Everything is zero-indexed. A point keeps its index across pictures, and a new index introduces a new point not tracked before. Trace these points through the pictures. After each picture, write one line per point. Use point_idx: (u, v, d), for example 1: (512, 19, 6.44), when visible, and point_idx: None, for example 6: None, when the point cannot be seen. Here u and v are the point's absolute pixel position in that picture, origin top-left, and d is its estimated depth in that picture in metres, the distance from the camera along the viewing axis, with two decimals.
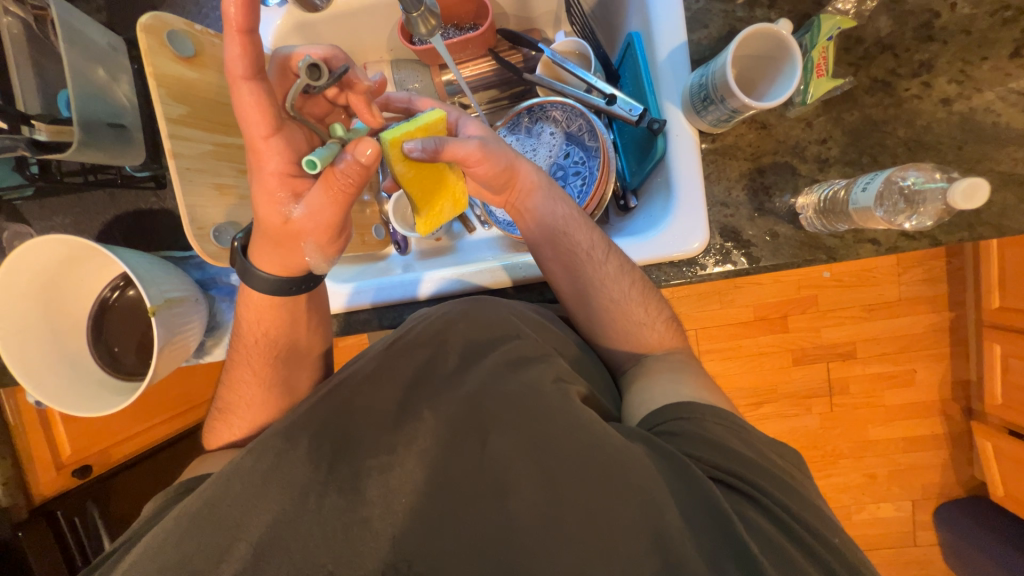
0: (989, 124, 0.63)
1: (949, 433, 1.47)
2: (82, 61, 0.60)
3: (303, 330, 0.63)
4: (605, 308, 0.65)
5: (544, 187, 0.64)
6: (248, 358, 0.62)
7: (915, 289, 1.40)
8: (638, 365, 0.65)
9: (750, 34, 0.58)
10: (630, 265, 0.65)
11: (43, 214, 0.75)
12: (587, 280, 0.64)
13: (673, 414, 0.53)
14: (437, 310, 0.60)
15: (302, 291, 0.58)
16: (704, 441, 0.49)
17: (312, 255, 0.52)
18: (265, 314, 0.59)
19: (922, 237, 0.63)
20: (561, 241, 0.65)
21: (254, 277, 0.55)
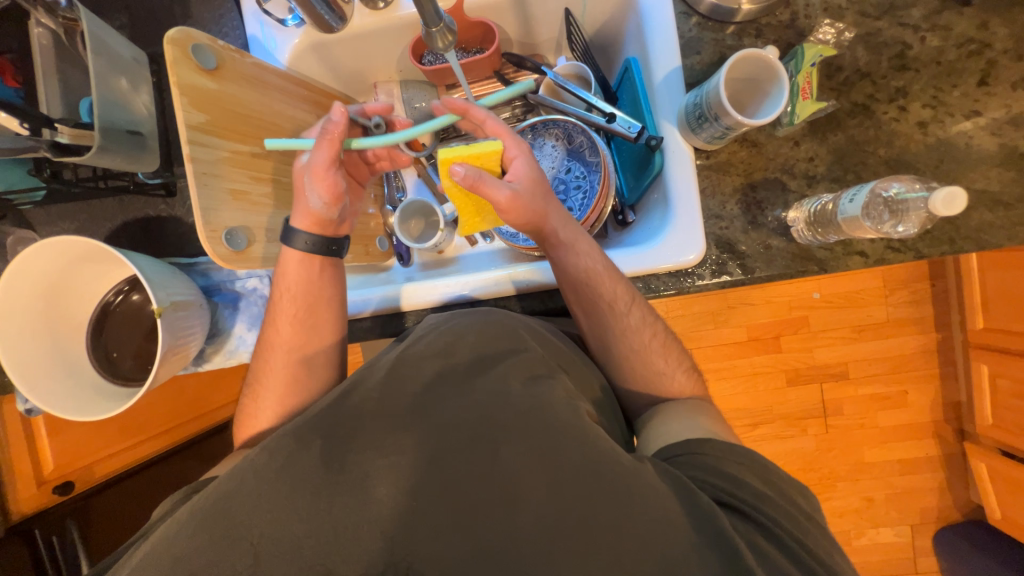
0: (963, 144, 0.68)
1: (944, 455, 1.48)
2: (106, 71, 0.62)
3: (326, 320, 0.67)
4: (623, 357, 0.65)
5: (574, 236, 0.64)
6: (285, 347, 0.65)
7: (903, 309, 1.44)
8: (654, 409, 0.63)
9: (739, 59, 0.62)
10: (651, 315, 0.66)
11: (51, 221, 0.76)
12: (606, 329, 0.64)
13: (688, 447, 0.52)
14: (444, 325, 0.59)
15: (334, 252, 0.67)
16: (714, 473, 0.49)
17: (325, 208, 0.63)
18: (293, 281, 0.65)
19: (906, 250, 0.67)
20: (583, 290, 0.64)
21: (295, 239, 0.64)
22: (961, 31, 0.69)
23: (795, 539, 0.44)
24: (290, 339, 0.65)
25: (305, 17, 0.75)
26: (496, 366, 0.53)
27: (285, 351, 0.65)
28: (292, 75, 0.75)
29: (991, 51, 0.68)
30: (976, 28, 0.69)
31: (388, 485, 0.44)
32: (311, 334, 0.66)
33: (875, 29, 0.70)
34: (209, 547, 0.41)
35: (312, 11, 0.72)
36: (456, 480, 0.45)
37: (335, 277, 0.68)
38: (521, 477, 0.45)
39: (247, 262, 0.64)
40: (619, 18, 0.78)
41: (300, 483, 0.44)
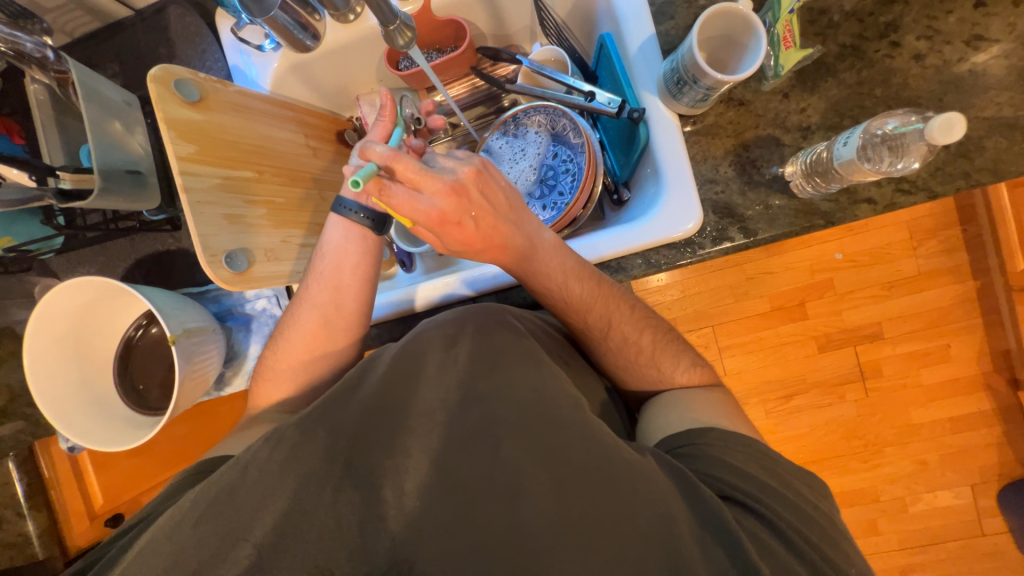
0: (966, 73, 0.64)
1: (997, 408, 1.39)
2: (99, 117, 0.65)
3: (352, 290, 0.65)
4: (614, 363, 0.62)
5: (524, 261, 0.58)
6: (312, 305, 0.65)
7: (933, 260, 1.37)
8: (654, 399, 0.61)
9: (713, 15, 0.61)
10: (641, 322, 0.61)
11: (70, 267, 0.80)
12: (589, 338, 0.62)
13: (693, 438, 0.51)
14: (444, 319, 0.59)
15: (372, 225, 0.65)
16: (720, 463, 0.47)
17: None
18: (333, 263, 0.65)
19: (918, 191, 0.64)
20: (552, 304, 0.61)
21: (342, 206, 0.66)
22: None
23: (800, 528, 0.43)
24: (318, 297, 0.65)
25: (280, 40, 0.77)
26: (499, 357, 0.53)
27: (312, 310, 0.65)
28: (274, 98, 0.77)
29: None
30: None
31: (394, 483, 0.45)
32: (336, 302, 0.65)
33: None
34: (222, 558, 0.42)
35: (286, 32, 0.74)
36: (463, 472, 0.45)
37: (367, 249, 0.66)
38: (529, 462, 0.45)
39: (249, 282, 0.66)
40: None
41: (304, 490, 0.44)
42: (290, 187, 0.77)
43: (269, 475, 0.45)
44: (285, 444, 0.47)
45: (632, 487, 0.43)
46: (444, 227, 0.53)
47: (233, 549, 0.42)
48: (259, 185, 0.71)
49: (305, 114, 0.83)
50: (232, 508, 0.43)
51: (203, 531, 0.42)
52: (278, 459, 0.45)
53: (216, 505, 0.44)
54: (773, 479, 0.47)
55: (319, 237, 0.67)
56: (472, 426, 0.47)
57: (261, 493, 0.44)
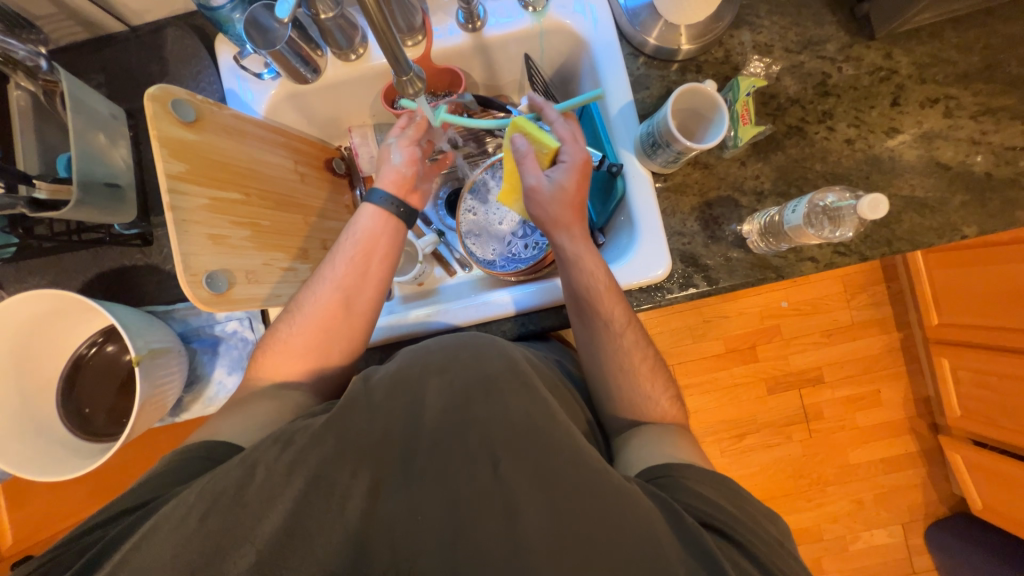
0: (887, 157, 0.76)
1: (922, 450, 1.53)
2: (85, 128, 0.65)
3: (377, 276, 0.70)
4: (613, 375, 0.66)
5: (585, 246, 0.67)
6: (334, 286, 0.68)
7: (864, 312, 1.53)
8: (634, 428, 0.63)
9: (684, 92, 0.69)
10: (644, 340, 0.68)
11: (19, 277, 0.75)
12: (602, 345, 0.67)
13: (671, 471, 0.53)
14: (432, 343, 0.62)
15: (402, 215, 0.73)
16: (699, 496, 0.50)
17: (403, 172, 0.73)
18: (365, 247, 0.70)
19: (851, 253, 0.74)
20: (587, 303, 0.67)
21: (374, 196, 0.72)
22: (871, 60, 0.77)
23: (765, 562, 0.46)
24: (343, 279, 0.68)
25: (280, 71, 0.79)
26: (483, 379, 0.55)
27: (334, 290, 0.68)
28: (268, 123, 0.78)
29: (899, 76, 0.77)
30: (883, 57, 0.77)
31: None
32: (360, 283, 0.69)
33: (798, 62, 0.78)
34: None
35: (287, 65, 0.76)
36: (456, 497, 0.46)
37: (395, 237, 0.73)
38: (521, 486, 0.46)
39: (228, 304, 0.65)
40: (575, 60, 0.86)
41: None
42: (276, 211, 0.77)
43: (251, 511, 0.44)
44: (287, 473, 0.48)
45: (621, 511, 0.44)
46: (581, 170, 0.66)
47: None
48: (245, 207, 0.71)
49: (296, 141, 0.84)
50: (230, 532, 0.44)
51: (201, 557, 0.42)
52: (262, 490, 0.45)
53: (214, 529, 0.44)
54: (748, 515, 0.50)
55: (348, 223, 0.72)
56: (464, 451, 0.49)
57: (262, 517, 0.45)
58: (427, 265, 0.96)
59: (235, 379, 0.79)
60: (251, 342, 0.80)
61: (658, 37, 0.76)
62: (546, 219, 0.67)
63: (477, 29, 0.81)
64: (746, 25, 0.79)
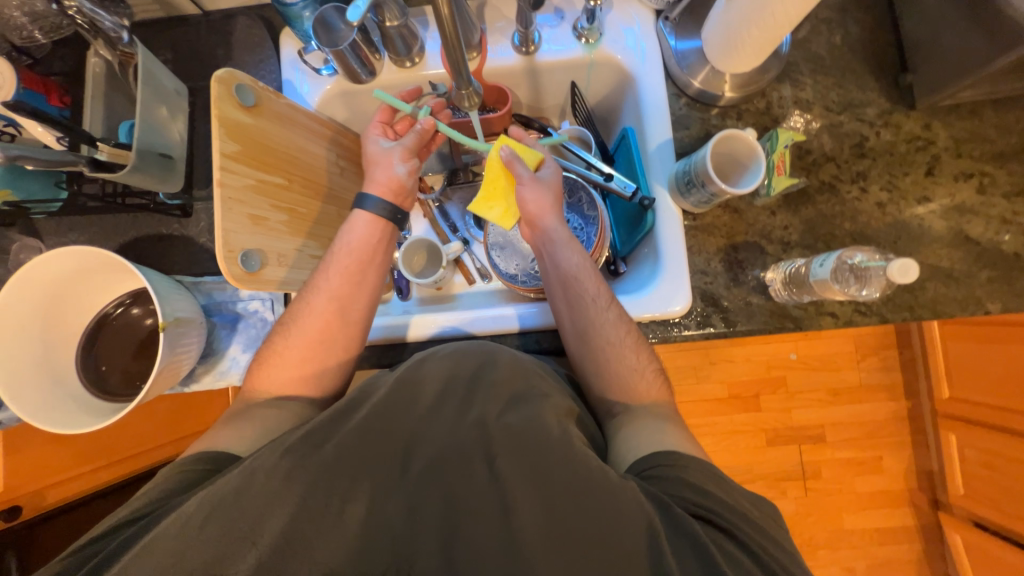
0: (916, 225, 0.77)
1: (920, 525, 1.49)
2: (150, 100, 0.68)
3: (368, 287, 0.72)
4: (601, 351, 0.66)
5: (566, 236, 0.70)
6: (329, 296, 0.69)
7: (874, 375, 1.51)
8: (627, 413, 0.63)
9: (723, 137, 0.71)
10: (627, 317, 0.69)
11: (61, 232, 0.78)
12: (588, 323, 0.67)
13: (660, 461, 0.53)
14: (442, 351, 0.61)
15: (397, 221, 0.74)
16: (687, 484, 0.50)
17: (404, 182, 0.74)
18: (356, 259, 0.71)
19: (871, 314, 0.74)
20: (571, 284, 0.68)
21: (366, 202, 0.72)
22: (910, 129, 0.79)
23: None
24: (337, 291, 0.69)
25: (338, 70, 0.82)
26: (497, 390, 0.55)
27: (328, 299, 0.69)
28: (319, 117, 0.81)
29: (936, 148, 0.78)
30: (922, 127, 0.79)
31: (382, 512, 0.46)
32: (354, 292, 0.70)
33: (837, 121, 0.80)
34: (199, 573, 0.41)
35: (345, 64, 0.79)
36: (462, 504, 0.47)
37: (387, 246, 0.74)
38: (524, 501, 0.46)
39: (256, 283, 0.67)
40: (619, 93, 0.89)
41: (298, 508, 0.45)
42: (313, 200, 0.80)
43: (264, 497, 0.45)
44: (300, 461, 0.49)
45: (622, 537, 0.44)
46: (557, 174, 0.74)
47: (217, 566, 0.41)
48: (286, 193, 0.73)
49: (342, 136, 0.87)
50: (238, 511, 0.44)
51: (211, 533, 0.43)
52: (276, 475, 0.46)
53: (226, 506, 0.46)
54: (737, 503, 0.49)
55: (341, 229, 0.72)
56: (475, 459, 0.49)
57: (271, 500, 0.46)
58: (448, 271, 0.97)
59: (250, 357, 0.81)
60: (269, 324, 0.81)
61: (703, 81, 0.79)
62: (528, 210, 0.70)
63: (530, 52, 0.84)
64: (790, 80, 0.82)
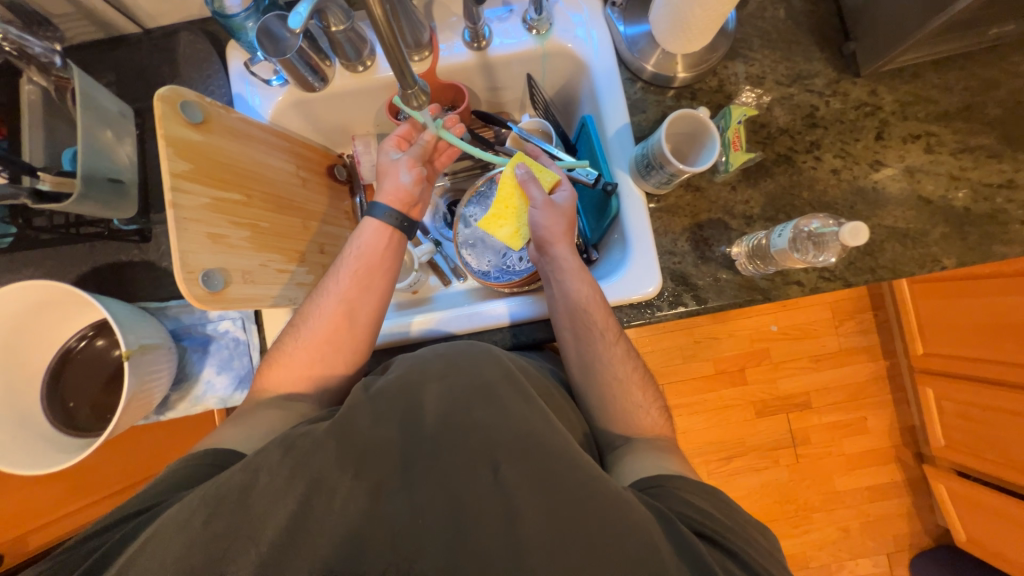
0: (871, 189, 0.79)
1: (907, 479, 1.54)
2: (93, 124, 0.66)
3: (378, 292, 0.71)
4: (607, 385, 0.67)
5: (575, 265, 0.70)
6: (338, 300, 0.69)
7: (851, 339, 1.55)
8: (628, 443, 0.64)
9: (676, 119, 0.72)
10: (633, 352, 0.70)
11: (12, 268, 0.75)
12: (594, 356, 0.68)
13: (662, 479, 0.55)
14: (449, 348, 0.64)
15: (404, 229, 0.75)
16: (688, 501, 0.52)
17: (410, 190, 0.75)
18: (367, 262, 0.71)
19: (836, 279, 0.76)
20: (579, 315, 0.69)
21: (376, 210, 0.73)
22: (857, 96, 0.81)
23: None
24: (346, 293, 0.70)
25: (289, 79, 0.81)
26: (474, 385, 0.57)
27: (338, 301, 0.69)
28: (272, 128, 0.80)
29: (883, 112, 0.81)
30: (868, 94, 0.81)
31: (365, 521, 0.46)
32: (364, 296, 0.70)
33: (788, 94, 0.82)
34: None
35: (295, 73, 0.78)
36: (449, 502, 0.47)
37: (395, 251, 0.74)
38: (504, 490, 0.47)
39: (222, 302, 0.66)
40: (575, 82, 0.90)
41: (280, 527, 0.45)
42: (275, 213, 0.78)
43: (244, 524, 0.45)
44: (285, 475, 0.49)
45: (610, 512, 0.45)
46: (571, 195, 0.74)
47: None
48: (245, 208, 0.72)
49: (299, 146, 0.86)
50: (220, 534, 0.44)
51: (202, 552, 0.44)
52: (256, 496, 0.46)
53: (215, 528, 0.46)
54: (736, 521, 0.51)
55: (351, 235, 0.74)
56: (461, 454, 0.50)
57: (261, 517, 0.46)
58: (422, 274, 0.97)
59: (225, 379, 0.79)
60: (242, 343, 0.80)
61: (655, 64, 0.80)
62: (540, 234, 0.72)
63: (483, 47, 0.83)
64: (739, 57, 0.83)
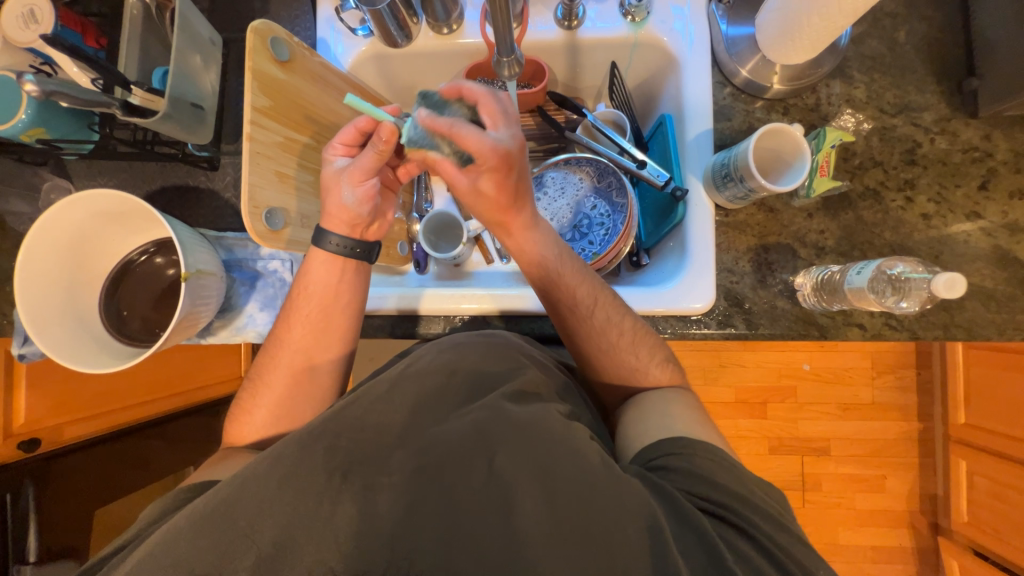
0: (961, 241, 0.73)
1: (918, 548, 1.47)
2: (186, 48, 0.68)
3: (338, 332, 0.71)
4: (597, 356, 0.67)
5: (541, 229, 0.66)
6: (296, 347, 0.69)
7: (889, 394, 1.47)
8: (635, 408, 0.63)
9: (768, 131, 0.68)
10: (622, 315, 0.67)
11: (90, 174, 0.79)
12: (577, 331, 0.67)
13: (667, 448, 0.54)
14: (448, 343, 0.63)
15: (359, 255, 0.70)
16: (696, 476, 0.50)
17: (356, 211, 0.66)
18: (315, 305, 0.69)
19: (903, 329, 0.71)
20: (557, 293, 0.67)
21: (322, 239, 0.68)
22: (967, 138, 0.75)
23: None
24: (301, 340, 0.69)
25: (374, 31, 0.80)
26: (500, 380, 0.58)
27: (296, 351, 0.69)
28: (352, 79, 0.79)
29: (993, 161, 0.74)
30: (980, 138, 0.74)
31: (391, 502, 0.47)
32: (322, 339, 0.70)
33: (890, 124, 0.76)
34: (217, 541, 0.44)
35: (382, 25, 0.77)
36: (471, 488, 0.47)
37: (357, 285, 0.71)
38: (523, 496, 0.46)
39: (279, 242, 0.66)
40: (660, 77, 0.86)
41: (310, 483, 0.47)
42: None
43: (274, 476, 0.47)
44: (322, 428, 0.51)
45: (632, 527, 0.44)
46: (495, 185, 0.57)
47: (233, 542, 0.44)
48: (313, 153, 0.73)
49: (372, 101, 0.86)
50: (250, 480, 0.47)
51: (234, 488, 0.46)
52: (282, 469, 0.48)
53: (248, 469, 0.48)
54: (743, 486, 0.49)
55: (298, 272, 0.70)
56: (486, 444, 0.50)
57: (294, 463, 0.48)
58: (467, 249, 0.96)
59: (266, 316, 0.81)
60: (287, 285, 0.82)
61: (752, 70, 0.75)
62: (485, 214, 0.63)
63: (573, 27, 0.81)
64: (842, 77, 0.77)
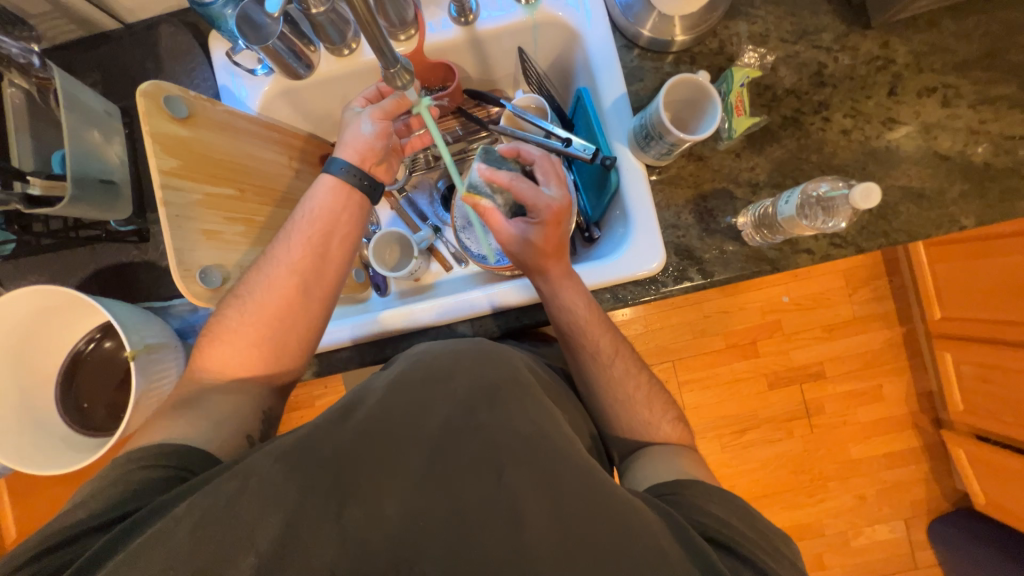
0: (885, 148, 0.75)
1: (924, 446, 1.52)
2: (80, 125, 0.67)
3: (314, 305, 0.67)
4: (611, 403, 0.68)
5: (574, 278, 0.67)
6: (258, 305, 0.64)
7: (866, 306, 1.51)
8: (649, 452, 0.65)
9: (674, 83, 0.68)
10: (637, 365, 0.69)
11: (17, 273, 0.75)
12: (595, 381, 0.68)
13: (681, 488, 0.55)
14: (439, 348, 0.61)
15: (365, 188, 0.70)
16: (706, 514, 0.51)
17: (371, 144, 0.70)
18: (289, 263, 0.65)
19: (848, 245, 0.73)
20: (577, 343, 0.69)
21: (333, 166, 0.69)
22: (868, 50, 0.77)
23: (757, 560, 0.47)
24: (268, 299, 0.64)
25: (273, 66, 0.78)
26: (500, 384, 0.55)
27: (258, 308, 0.64)
28: (262, 119, 0.77)
29: (896, 66, 0.76)
30: (880, 46, 0.76)
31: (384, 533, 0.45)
32: (289, 306, 0.65)
33: (793, 51, 0.78)
34: None
35: (279, 60, 0.76)
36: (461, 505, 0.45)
37: (343, 253, 0.70)
38: (530, 493, 0.45)
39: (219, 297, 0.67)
40: (569, 53, 0.86)
41: None
42: (268, 207, 0.78)
43: None
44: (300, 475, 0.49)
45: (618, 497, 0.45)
46: (550, 223, 0.63)
47: None
48: (239, 203, 0.72)
49: (291, 137, 0.84)
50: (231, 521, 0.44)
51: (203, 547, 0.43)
52: None
53: (214, 513, 0.44)
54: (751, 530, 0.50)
55: (303, 196, 0.69)
56: (482, 449, 0.47)
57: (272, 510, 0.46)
58: (423, 262, 0.96)
59: None
60: None
61: (652, 29, 0.76)
62: (529, 263, 0.66)
63: (470, 22, 0.80)
64: (741, 16, 0.79)
